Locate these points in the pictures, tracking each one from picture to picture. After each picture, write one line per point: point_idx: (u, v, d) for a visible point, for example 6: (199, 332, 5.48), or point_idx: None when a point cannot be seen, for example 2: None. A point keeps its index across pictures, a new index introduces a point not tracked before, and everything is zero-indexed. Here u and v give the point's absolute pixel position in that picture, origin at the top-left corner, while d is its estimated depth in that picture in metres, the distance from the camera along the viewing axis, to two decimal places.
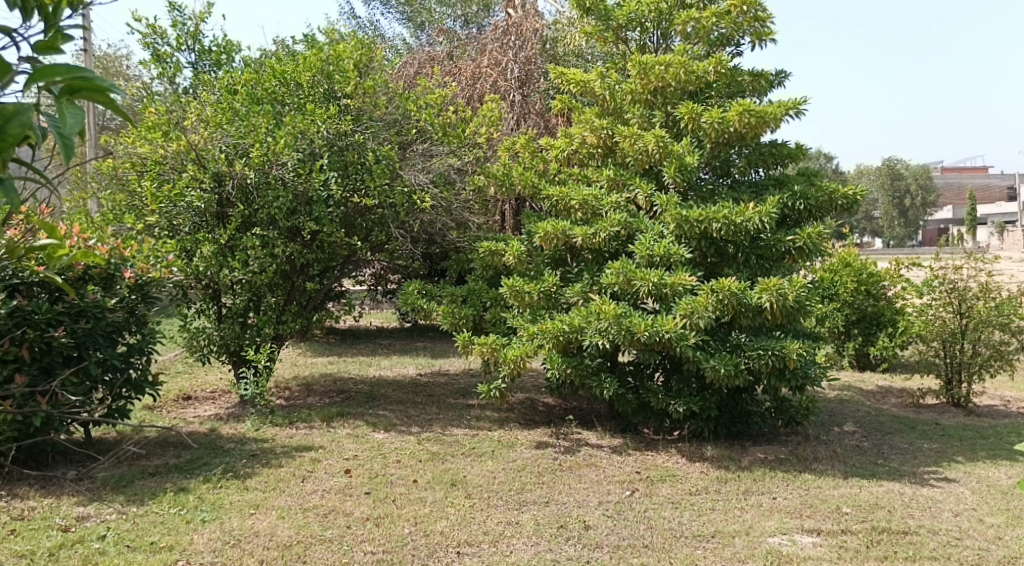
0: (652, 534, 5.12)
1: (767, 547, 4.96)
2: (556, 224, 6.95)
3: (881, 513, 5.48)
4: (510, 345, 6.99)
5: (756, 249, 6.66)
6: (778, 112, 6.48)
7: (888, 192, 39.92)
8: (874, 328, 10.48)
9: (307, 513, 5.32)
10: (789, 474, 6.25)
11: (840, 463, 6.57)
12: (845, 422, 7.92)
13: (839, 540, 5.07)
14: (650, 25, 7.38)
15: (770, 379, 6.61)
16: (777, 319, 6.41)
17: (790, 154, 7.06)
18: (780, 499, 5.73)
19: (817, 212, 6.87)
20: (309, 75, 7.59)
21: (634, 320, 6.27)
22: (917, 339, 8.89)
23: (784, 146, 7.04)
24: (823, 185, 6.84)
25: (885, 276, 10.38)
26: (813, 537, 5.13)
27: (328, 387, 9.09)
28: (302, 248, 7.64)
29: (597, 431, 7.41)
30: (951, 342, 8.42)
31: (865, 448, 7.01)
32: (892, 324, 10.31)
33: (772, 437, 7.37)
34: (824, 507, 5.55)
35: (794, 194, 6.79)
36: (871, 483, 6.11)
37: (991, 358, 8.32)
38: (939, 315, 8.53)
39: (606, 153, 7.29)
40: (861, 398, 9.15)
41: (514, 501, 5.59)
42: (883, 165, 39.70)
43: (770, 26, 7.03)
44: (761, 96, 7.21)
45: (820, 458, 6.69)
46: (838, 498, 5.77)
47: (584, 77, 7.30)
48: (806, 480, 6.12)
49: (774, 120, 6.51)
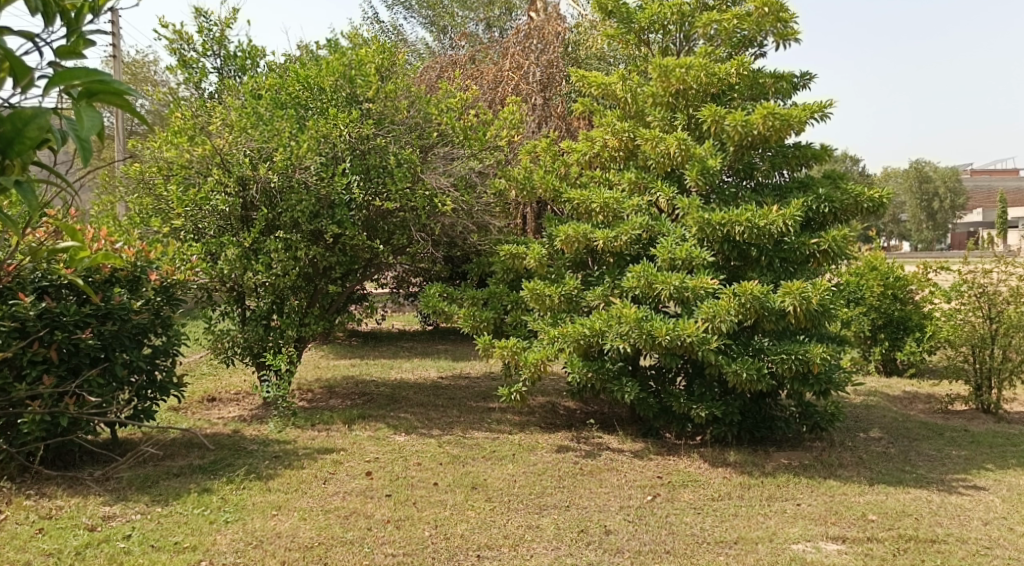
0: (674, 539, 5.09)
1: (791, 553, 4.92)
2: (577, 227, 6.89)
3: (908, 521, 5.42)
4: (531, 349, 6.99)
5: (779, 252, 6.62)
6: (803, 115, 6.43)
7: (915, 194, 39.53)
8: (902, 332, 10.37)
9: (328, 514, 5.34)
10: (813, 481, 6.18)
11: (866, 469, 6.50)
12: (871, 428, 7.84)
13: (865, 548, 5.02)
14: (673, 27, 7.36)
15: (793, 383, 6.55)
16: (801, 324, 6.34)
17: (815, 155, 7.00)
18: (804, 505, 5.68)
19: (842, 215, 6.81)
20: (332, 80, 7.61)
21: (655, 324, 6.24)
22: (945, 344, 8.81)
23: (808, 148, 6.98)
24: (848, 187, 6.77)
25: (912, 280, 10.27)
26: (838, 544, 5.08)
27: (350, 390, 9.13)
28: (325, 251, 7.68)
29: (618, 435, 7.38)
30: (981, 347, 8.33)
31: (892, 455, 6.93)
32: (919, 329, 10.21)
33: (796, 443, 7.31)
34: (849, 514, 5.50)
35: (819, 197, 6.73)
36: (897, 490, 6.03)
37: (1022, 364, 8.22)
38: (969, 319, 8.44)
39: (628, 156, 7.25)
40: (888, 403, 9.05)
41: (534, 505, 5.58)
42: (912, 169, 39.34)
43: (793, 27, 6.96)
44: (785, 98, 7.17)
45: (846, 464, 6.62)
46: (864, 505, 5.70)
47: (605, 80, 7.25)
48: (831, 486, 6.06)
49: (799, 123, 6.47)
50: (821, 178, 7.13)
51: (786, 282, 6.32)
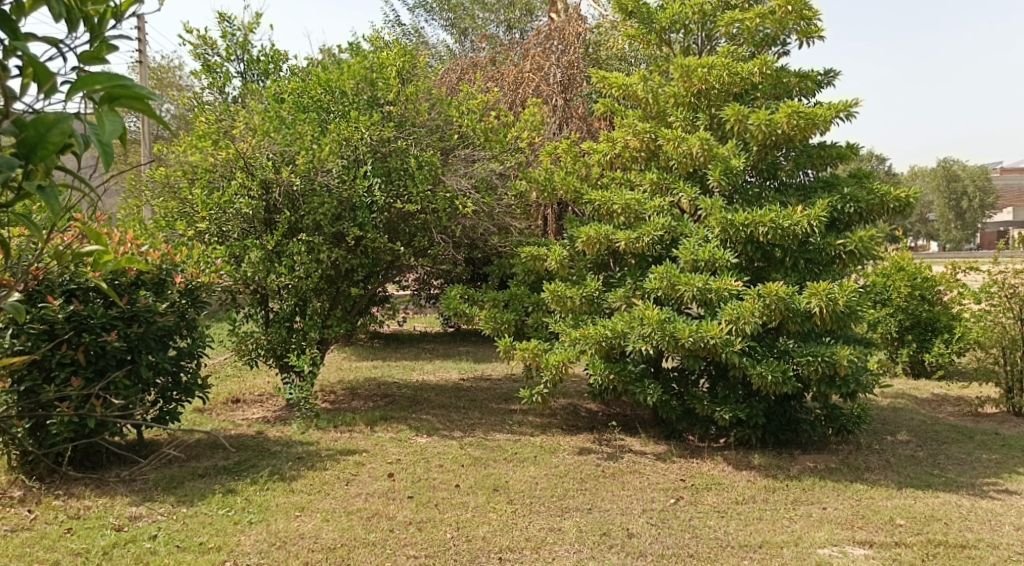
0: (697, 543, 5.05)
1: (817, 558, 4.87)
2: (599, 228, 6.85)
3: (937, 526, 5.34)
4: (552, 350, 6.97)
5: (804, 253, 6.57)
6: (828, 114, 6.37)
7: (942, 193, 39.08)
8: (930, 333, 10.23)
9: (350, 516, 5.35)
10: (839, 484, 6.12)
11: (893, 473, 6.43)
12: (898, 431, 7.76)
13: (893, 553, 4.95)
14: (694, 26, 7.32)
15: (819, 386, 6.48)
16: (826, 325, 6.29)
17: (839, 154, 6.96)
18: (830, 509, 5.62)
19: (868, 216, 6.74)
20: (353, 83, 7.64)
21: (678, 325, 6.20)
22: (975, 345, 8.70)
23: (833, 147, 6.93)
24: (874, 186, 6.70)
25: (940, 281, 10.15)
26: (865, 549, 5.02)
27: (372, 392, 9.14)
28: (347, 253, 7.70)
29: (640, 438, 7.34)
30: (1012, 349, 8.24)
31: (920, 458, 6.84)
32: (947, 330, 10.11)
33: (822, 446, 7.23)
34: (877, 519, 5.43)
35: (844, 197, 6.67)
36: (926, 494, 5.96)
37: None
38: (999, 321, 8.33)
39: (649, 157, 7.19)
40: (915, 405, 8.95)
41: (556, 507, 5.56)
42: (938, 168, 38.93)
43: (817, 24, 6.90)
44: (809, 97, 7.11)
45: (872, 468, 6.56)
46: (891, 509, 5.64)
47: (626, 81, 7.23)
48: (858, 490, 6.00)
49: (824, 122, 6.41)
50: (846, 177, 7.06)
51: (811, 283, 6.26)
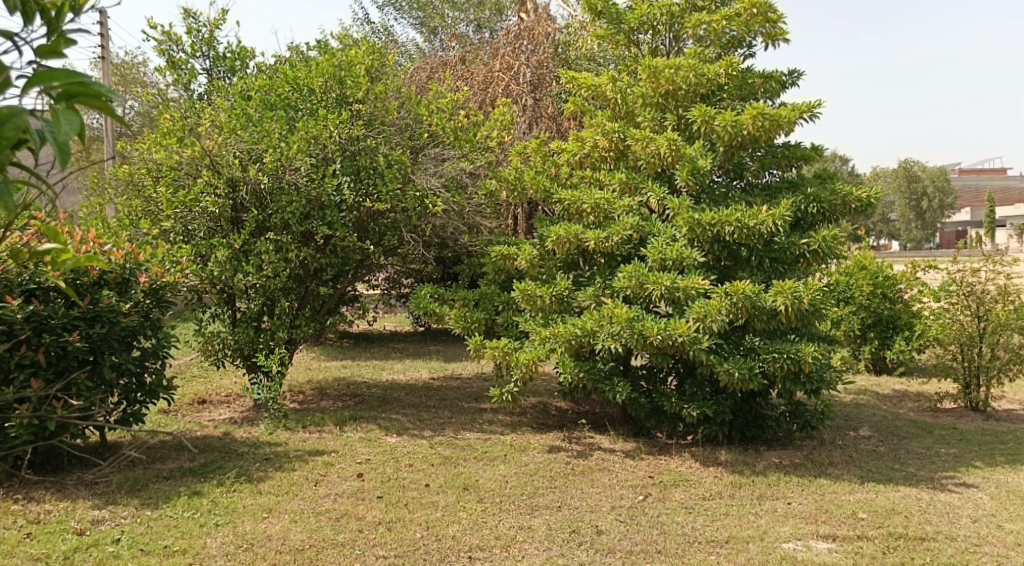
0: (666, 539, 5.10)
1: (782, 552, 4.93)
2: (568, 228, 6.88)
3: (897, 519, 5.44)
4: (522, 349, 6.98)
5: (769, 252, 6.64)
6: (792, 116, 6.46)
7: (904, 194, 39.68)
8: (891, 331, 10.42)
9: (319, 517, 5.32)
10: (803, 479, 6.20)
11: (855, 468, 6.53)
12: (861, 426, 7.88)
13: (855, 546, 5.03)
14: (662, 27, 7.36)
15: (784, 383, 6.56)
16: (791, 323, 6.37)
17: (803, 154, 7.02)
18: (794, 504, 5.70)
19: (831, 215, 6.83)
20: (321, 81, 7.60)
21: (646, 324, 6.24)
22: (934, 343, 8.86)
23: (797, 148, 7.01)
24: (836, 187, 6.79)
25: (901, 279, 10.33)
26: (828, 543, 5.09)
27: (341, 392, 9.10)
28: (316, 252, 7.65)
29: (610, 435, 7.38)
30: (969, 346, 8.37)
31: (881, 453, 6.95)
32: (907, 327, 10.29)
33: (786, 442, 7.32)
34: (839, 513, 5.52)
35: (807, 197, 6.76)
36: (887, 488, 6.06)
37: (1010, 362, 8.28)
38: (957, 319, 8.49)
39: (618, 156, 7.24)
40: (877, 401, 9.09)
41: (526, 505, 5.58)
42: (899, 169, 39.55)
43: (782, 27, 6.98)
44: (773, 98, 7.19)
45: (835, 463, 6.66)
46: (854, 503, 5.73)
47: (595, 81, 7.27)
48: (821, 484, 6.09)
49: (788, 123, 6.49)
50: (811, 177, 7.15)
51: (777, 281, 6.34)
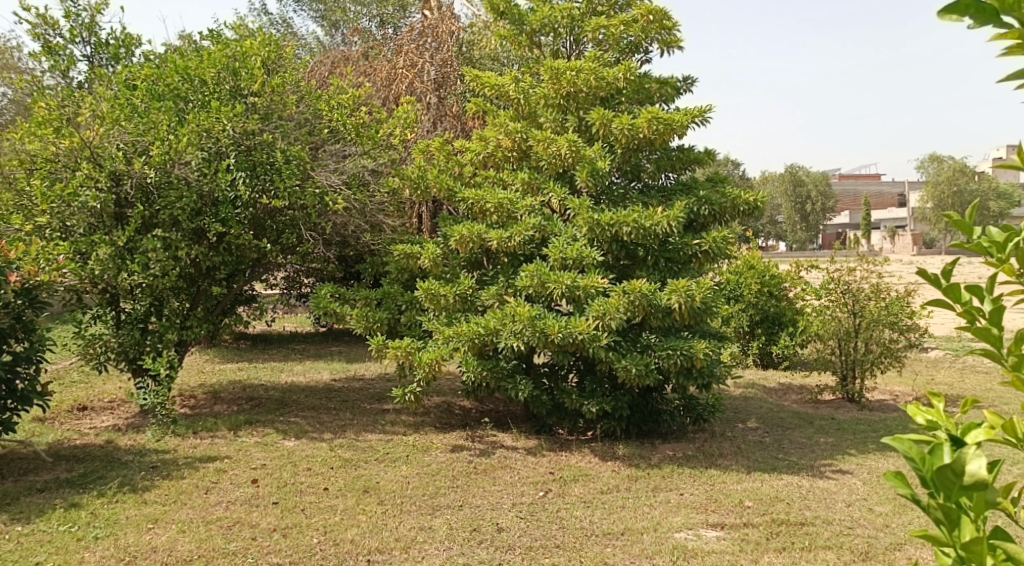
0: (564, 533, 5.19)
1: (673, 542, 5.08)
2: (471, 227, 6.91)
3: (780, 506, 5.68)
4: (425, 349, 6.98)
5: (664, 252, 6.82)
6: (685, 120, 6.63)
7: (791, 197, 41.34)
8: (777, 327, 10.87)
9: (209, 525, 5.20)
10: (696, 471, 6.41)
11: (743, 458, 6.78)
12: (749, 418, 8.19)
13: (741, 533, 5.23)
14: (563, 30, 7.47)
15: (678, 377, 6.78)
16: (684, 320, 6.58)
17: (697, 158, 7.32)
18: (686, 495, 5.88)
19: (722, 217, 7.07)
20: (214, 72, 7.39)
21: (547, 322, 6.33)
22: (815, 338, 9.29)
23: (691, 151, 7.25)
24: (726, 190, 7.03)
25: (785, 278, 10.78)
26: (717, 531, 5.27)
27: (236, 394, 8.90)
28: (208, 250, 7.48)
29: (512, 433, 7.45)
30: (846, 340, 8.82)
31: (767, 443, 7.25)
32: (792, 324, 10.76)
33: (680, 435, 7.55)
34: (728, 502, 5.72)
35: (700, 199, 6.97)
36: (772, 476, 6.32)
37: (881, 355, 8.70)
38: (836, 315, 8.91)
39: (521, 157, 7.32)
40: (764, 394, 9.46)
41: (427, 506, 5.58)
42: (786, 173, 41.21)
43: (676, 34, 7.20)
44: (669, 103, 7.41)
45: (725, 453, 6.90)
46: (741, 492, 5.95)
47: (498, 80, 7.32)
48: (712, 475, 6.30)
49: (682, 127, 6.66)
50: (704, 180, 7.39)
51: (671, 280, 6.53)
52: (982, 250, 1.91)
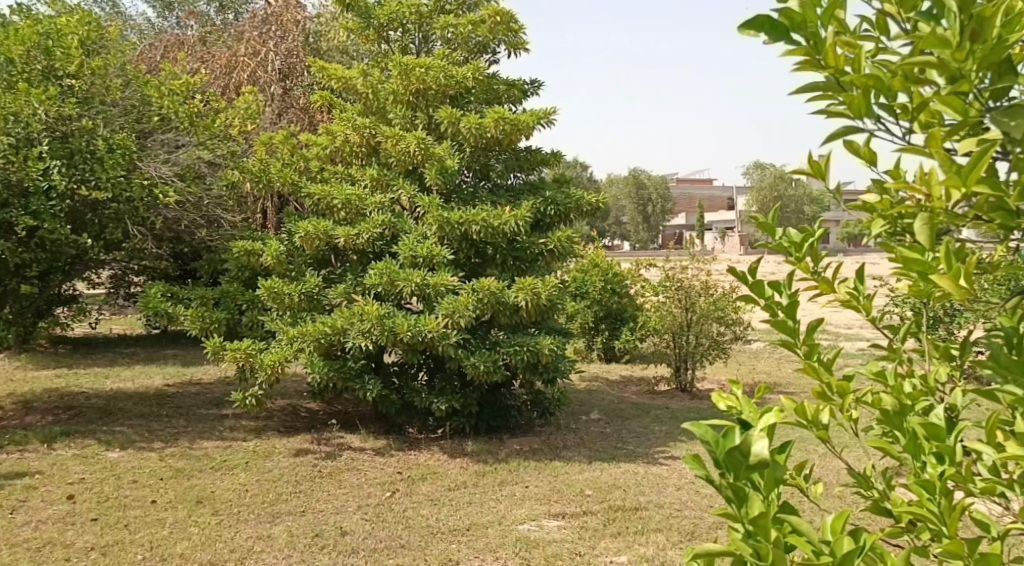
0: (411, 533, 5.19)
1: (517, 534, 5.17)
2: (318, 223, 6.80)
3: (617, 493, 5.91)
4: (267, 350, 6.80)
5: (512, 251, 6.95)
6: (530, 121, 6.79)
7: (633, 200, 43.17)
8: (619, 323, 11.28)
9: (15, 548, 4.85)
10: (540, 463, 6.57)
11: (585, 448, 7.01)
12: (591, 410, 8.45)
13: (581, 521, 5.39)
14: (411, 26, 7.48)
15: (524, 373, 6.88)
16: (532, 317, 6.71)
17: (544, 160, 7.50)
18: (531, 487, 6.01)
19: (567, 217, 7.26)
20: (22, 50, 6.86)
21: (396, 320, 6.32)
22: (653, 333, 9.71)
23: (538, 153, 7.46)
24: (571, 191, 7.23)
25: (626, 276, 11.18)
26: (559, 520, 5.42)
27: (53, 404, 8.37)
28: (18, 247, 6.88)
29: (359, 434, 7.38)
30: (680, 333, 9.24)
31: (607, 433, 7.51)
32: (632, 320, 11.20)
33: (527, 428, 7.71)
34: (569, 492, 5.90)
35: (546, 199, 7.14)
36: (610, 465, 6.56)
37: (709, 348, 9.27)
38: (670, 311, 9.36)
39: (370, 153, 7.28)
40: (606, 387, 9.78)
41: (267, 514, 5.45)
42: (630, 177, 42.81)
43: (523, 38, 7.35)
44: (517, 105, 7.53)
45: (569, 445, 7.11)
46: (582, 481, 6.14)
47: (345, 74, 7.27)
48: (556, 467, 6.47)
49: (528, 128, 6.82)
50: (549, 181, 7.56)
51: (519, 279, 6.65)
52: (783, 249, 1.92)
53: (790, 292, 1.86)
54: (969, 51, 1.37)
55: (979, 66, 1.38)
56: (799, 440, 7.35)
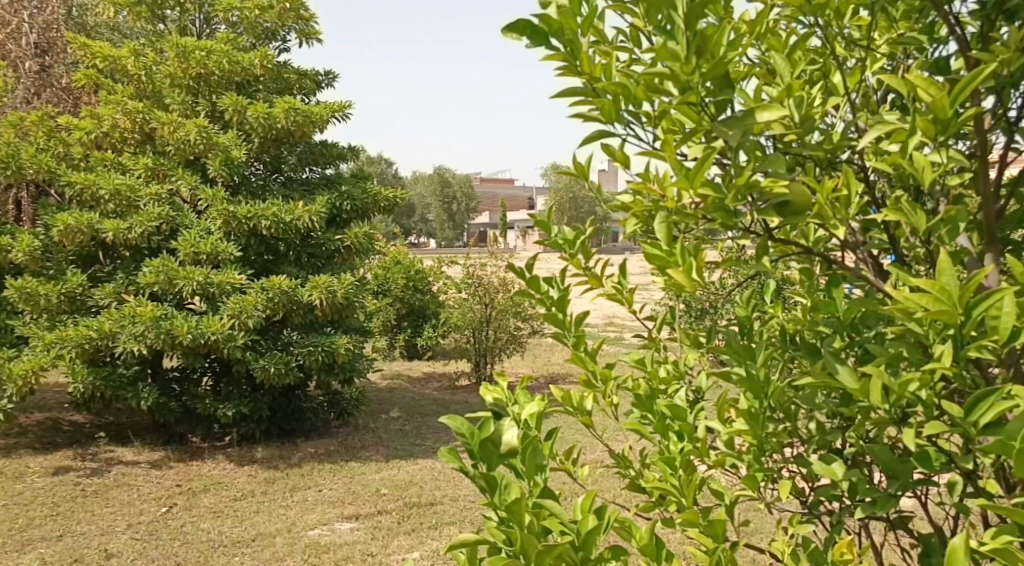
0: (188, 549, 4.91)
1: (307, 540, 5.07)
2: (80, 216, 6.32)
3: (414, 490, 5.98)
4: (19, 358, 6.24)
5: (306, 247, 6.96)
6: (324, 114, 6.90)
7: (438, 196, 43.65)
8: (421, 320, 11.38)
9: None
10: (335, 465, 6.52)
11: (383, 448, 7.05)
12: (391, 409, 8.49)
13: (374, 521, 5.37)
14: (191, 7, 7.19)
15: (320, 374, 6.91)
16: (326, 316, 6.74)
17: (339, 154, 7.50)
18: (324, 491, 5.95)
19: (362, 213, 7.26)
20: None
21: (175, 323, 6.07)
22: (455, 329, 9.95)
23: (333, 147, 7.44)
24: (367, 187, 7.25)
25: (429, 273, 11.24)
26: (352, 522, 5.38)
27: None
28: None
29: (134, 446, 6.94)
30: (479, 329, 9.71)
31: (406, 432, 7.60)
32: (435, 316, 11.32)
33: (323, 431, 7.64)
34: (364, 493, 5.89)
35: (341, 194, 7.11)
36: (407, 463, 6.64)
37: (507, 342, 9.75)
38: (471, 308, 9.71)
39: (143, 140, 6.90)
40: (407, 385, 9.82)
41: (16, 542, 4.88)
42: (435, 173, 43.18)
43: (316, 27, 7.43)
44: (310, 96, 7.57)
45: (366, 445, 7.12)
46: (378, 481, 6.17)
47: (114, 52, 6.80)
48: (351, 468, 6.45)
49: (321, 121, 6.91)
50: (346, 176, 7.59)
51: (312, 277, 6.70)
52: (557, 246, 2.06)
53: (561, 286, 1.99)
54: (695, 65, 1.47)
55: (705, 79, 1.48)
56: (563, 425, 7.76)
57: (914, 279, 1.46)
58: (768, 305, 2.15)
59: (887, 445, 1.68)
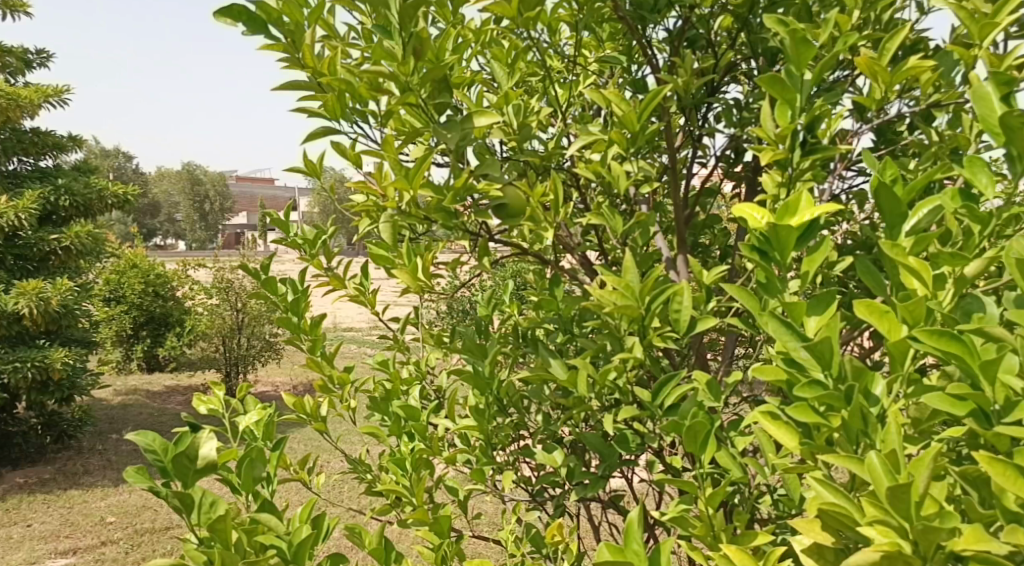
0: None
1: None
2: None
3: (146, 514, 5.67)
4: None
5: (13, 248, 6.56)
6: (33, 98, 6.69)
7: (188, 196, 41.40)
8: (162, 329, 10.80)
9: None
10: (51, 495, 6.03)
11: (110, 472, 6.64)
12: (123, 428, 8.00)
13: (95, 554, 5.01)
14: None
15: (32, 392, 6.62)
16: (38, 324, 6.50)
17: (55, 144, 7.14)
18: (36, 525, 5.47)
19: (84, 211, 7.08)
20: None
21: None
22: (201, 337, 9.78)
23: (49, 136, 7.06)
24: (88, 182, 7.09)
25: (171, 278, 10.70)
26: (67, 558, 4.97)
27: None
28: None
29: None
30: (229, 336, 9.60)
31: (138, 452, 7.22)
32: (179, 324, 10.79)
33: (38, 457, 7.06)
34: (86, 522, 5.50)
35: (58, 189, 6.88)
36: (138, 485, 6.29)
37: (261, 349, 9.79)
38: (221, 313, 9.66)
39: None
40: (145, 400, 9.27)
41: None
42: (183, 172, 40.94)
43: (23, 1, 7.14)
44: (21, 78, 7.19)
45: (90, 470, 6.66)
46: (104, 508, 5.79)
47: None
48: (71, 496, 5.99)
49: (29, 105, 6.65)
50: (67, 168, 7.27)
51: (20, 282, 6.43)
52: (296, 245, 2.14)
53: (301, 289, 2.14)
54: (410, 68, 1.66)
55: (419, 81, 1.67)
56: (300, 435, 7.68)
57: (610, 275, 1.81)
58: (506, 303, 2.46)
59: (597, 433, 1.97)
